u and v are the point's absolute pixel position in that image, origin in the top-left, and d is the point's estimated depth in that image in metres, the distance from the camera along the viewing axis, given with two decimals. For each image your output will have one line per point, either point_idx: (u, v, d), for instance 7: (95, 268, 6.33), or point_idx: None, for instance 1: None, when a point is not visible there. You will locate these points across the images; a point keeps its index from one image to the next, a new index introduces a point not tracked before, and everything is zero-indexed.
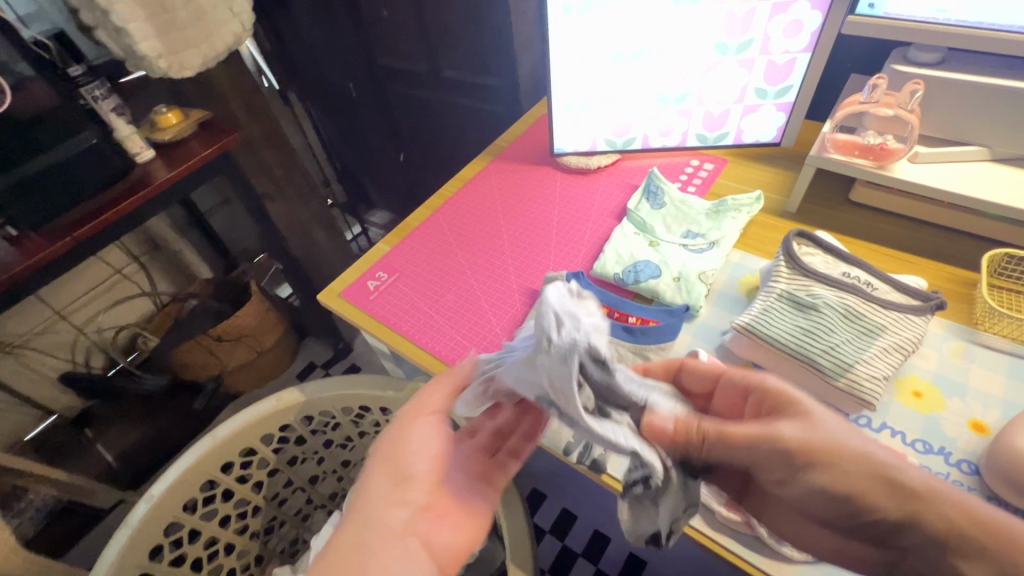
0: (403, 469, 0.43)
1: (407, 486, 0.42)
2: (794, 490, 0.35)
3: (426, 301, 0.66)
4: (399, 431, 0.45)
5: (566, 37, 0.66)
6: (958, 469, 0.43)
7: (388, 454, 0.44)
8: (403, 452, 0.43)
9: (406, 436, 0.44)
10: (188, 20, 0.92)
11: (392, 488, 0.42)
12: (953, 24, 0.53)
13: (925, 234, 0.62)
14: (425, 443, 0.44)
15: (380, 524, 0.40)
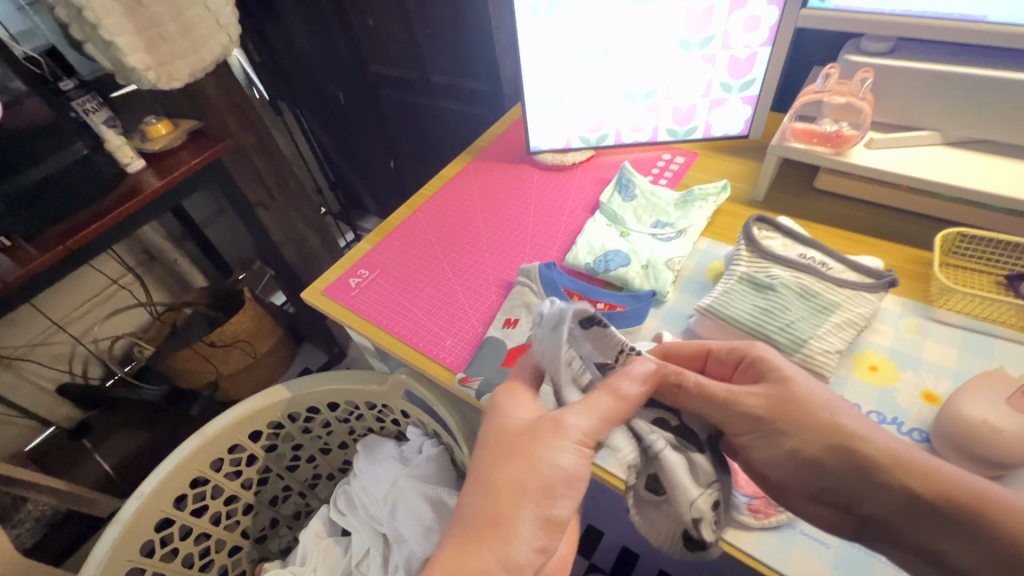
0: (554, 512, 0.35)
1: (553, 536, 0.34)
2: (766, 450, 0.40)
3: (405, 295, 0.68)
4: (550, 458, 0.35)
5: (535, 38, 0.68)
6: (909, 437, 0.45)
7: (540, 486, 0.35)
8: (557, 493, 0.35)
9: (560, 469, 0.35)
10: (177, 32, 0.94)
11: (538, 534, 0.34)
12: (898, 14, 0.55)
13: (886, 217, 0.64)
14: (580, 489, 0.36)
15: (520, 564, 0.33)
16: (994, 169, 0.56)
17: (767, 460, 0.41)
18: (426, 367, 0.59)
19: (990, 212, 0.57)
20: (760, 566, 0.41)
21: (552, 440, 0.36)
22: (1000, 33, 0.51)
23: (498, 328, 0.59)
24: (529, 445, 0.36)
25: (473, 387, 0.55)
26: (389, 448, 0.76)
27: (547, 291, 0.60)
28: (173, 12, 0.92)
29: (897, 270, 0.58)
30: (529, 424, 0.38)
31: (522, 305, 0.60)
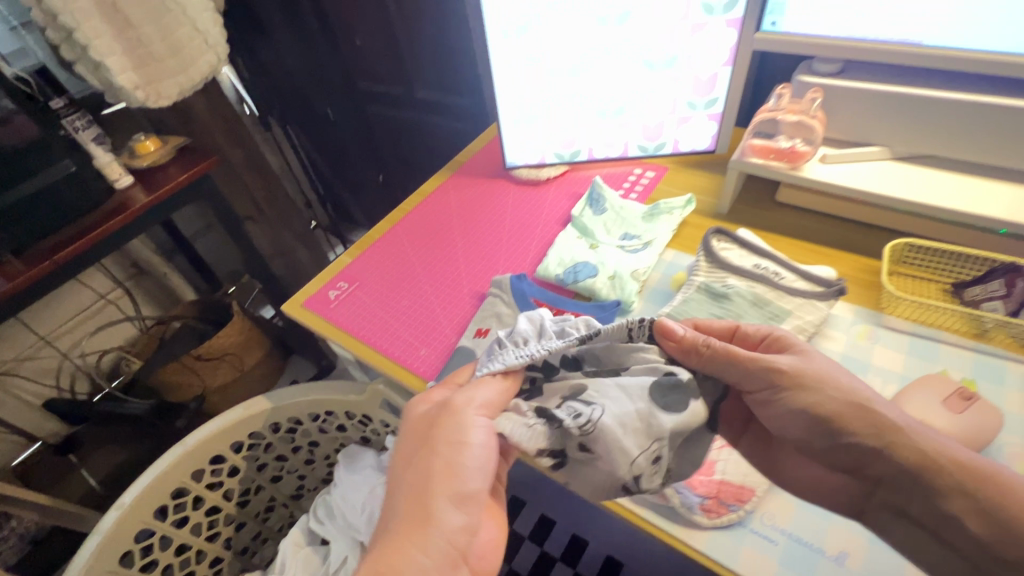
0: (463, 488, 0.39)
1: (468, 510, 0.38)
2: (784, 409, 0.42)
3: (382, 306, 0.70)
4: (451, 443, 0.40)
5: (506, 60, 0.71)
6: None
7: (445, 470, 0.39)
8: (466, 471, 0.39)
9: (466, 450, 0.39)
10: (166, 52, 0.96)
11: (454, 512, 0.38)
12: (844, 38, 0.58)
13: (843, 228, 0.67)
14: (487, 463, 0.40)
15: (439, 546, 0.37)
16: (939, 183, 0.59)
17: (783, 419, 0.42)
18: (400, 375, 0.61)
19: (936, 223, 0.60)
20: (713, 564, 0.42)
21: (452, 425, 0.40)
22: (938, 55, 0.55)
23: (470, 338, 0.61)
24: (429, 433, 0.41)
25: None
26: (369, 458, 0.77)
27: (517, 301, 0.62)
28: (161, 33, 0.94)
29: (851, 279, 0.61)
30: (430, 413, 0.42)
31: (493, 316, 0.62)
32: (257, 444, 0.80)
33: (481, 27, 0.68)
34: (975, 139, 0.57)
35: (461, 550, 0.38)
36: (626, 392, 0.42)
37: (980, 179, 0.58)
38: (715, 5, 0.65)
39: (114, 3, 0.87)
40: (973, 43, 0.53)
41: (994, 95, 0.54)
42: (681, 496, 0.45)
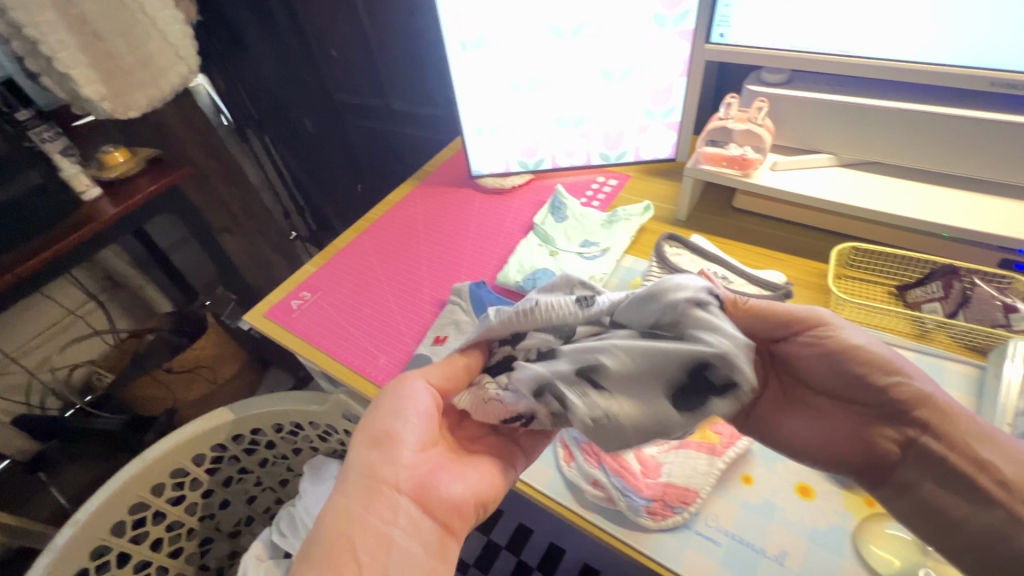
0: (381, 432, 0.39)
1: (387, 448, 0.39)
2: (814, 354, 0.41)
3: (343, 314, 0.70)
4: (382, 398, 0.42)
5: (465, 71, 0.72)
6: None
7: (374, 420, 0.40)
8: (390, 418, 0.40)
9: (392, 399, 0.41)
10: (133, 64, 0.96)
11: (376, 454, 0.39)
12: (787, 50, 0.60)
13: (796, 234, 0.68)
14: (415, 406, 0.41)
15: (363, 486, 0.37)
16: (883, 189, 0.61)
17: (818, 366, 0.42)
18: (357, 384, 0.61)
19: (882, 227, 0.61)
20: (657, 566, 0.43)
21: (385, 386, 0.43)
22: (876, 65, 0.56)
23: (427, 345, 0.61)
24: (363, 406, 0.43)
25: None
26: (333, 469, 0.77)
27: (475, 309, 0.63)
28: (130, 46, 0.94)
29: (802, 283, 0.62)
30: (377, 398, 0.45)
31: (451, 323, 0.63)
32: (219, 455, 0.80)
33: (439, 39, 0.69)
34: (915, 147, 0.58)
35: (388, 485, 0.38)
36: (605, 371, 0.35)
37: (923, 185, 0.60)
38: (667, 18, 0.66)
39: (81, 16, 0.86)
40: (909, 55, 0.55)
41: (932, 104, 0.56)
42: (627, 499, 0.45)
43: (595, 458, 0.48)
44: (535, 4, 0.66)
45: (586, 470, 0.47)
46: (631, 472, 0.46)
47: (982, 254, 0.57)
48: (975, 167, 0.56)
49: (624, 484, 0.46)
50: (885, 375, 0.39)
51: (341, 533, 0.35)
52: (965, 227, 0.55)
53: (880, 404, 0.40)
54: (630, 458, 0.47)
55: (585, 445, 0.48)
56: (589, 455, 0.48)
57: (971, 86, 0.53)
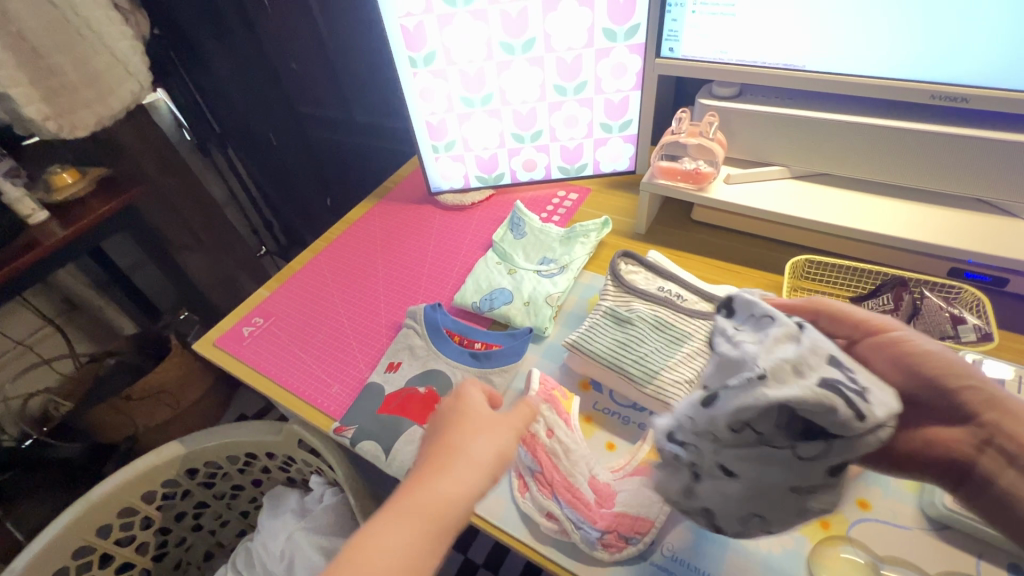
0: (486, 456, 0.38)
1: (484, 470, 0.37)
2: (884, 357, 0.37)
3: (295, 342, 0.67)
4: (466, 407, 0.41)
5: (417, 87, 0.71)
6: None
7: (467, 431, 0.39)
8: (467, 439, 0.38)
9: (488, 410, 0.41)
10: (80, 80, 0.91)
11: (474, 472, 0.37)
12: (735, 63, 0.60)
13: (753, 245, 0.68)
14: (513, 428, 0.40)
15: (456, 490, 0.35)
16: (834, 201, 0.61)
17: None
18: (307, 416, 0.58)
19: (836, 238, 0.61)
20: None
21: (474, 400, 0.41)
22: (820, 78, 0.57)
23: (380, 372, 0.58)
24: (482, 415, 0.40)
25: (347, 437, 0.53)
26: (292, 500, 0.74)
27: (429, 333, 0.60)
28: (76, 62, 0.89)
29: None
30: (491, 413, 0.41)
31: (405, 349, 0.60)
32: (172, 492, 0.76)
33: (388, 55, 0.67)
34: (865, 159, 0.59)
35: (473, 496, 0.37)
36: (743, 460, 0.31)
37: (873, 196, 0.61)
38: (617, 32, 0.66)
39: (19, 33, 0.82)
40: (851, 69, 0.55)
41: (877, 117, 0.57)
42: (581, 533, 0.43)
43: (549, 489, 0.46)
44: (485, 20, 0.65)
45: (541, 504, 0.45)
46: (585, 503, 0.45)
47: (934, 264, 0.57)
48: (923, 179, 0.57)
49: (578, 516, 0.44)
50: (956, 377, 0.34)
51: (368, 556, 0.32)
52: (915, 239, 0.55)
53: (948, 408, 0.35)
54: (584, 488, 0.46)
55: (535, 479, 0.47)
56: (543, 486, 0.46)
57: (915, 99, 0.53)
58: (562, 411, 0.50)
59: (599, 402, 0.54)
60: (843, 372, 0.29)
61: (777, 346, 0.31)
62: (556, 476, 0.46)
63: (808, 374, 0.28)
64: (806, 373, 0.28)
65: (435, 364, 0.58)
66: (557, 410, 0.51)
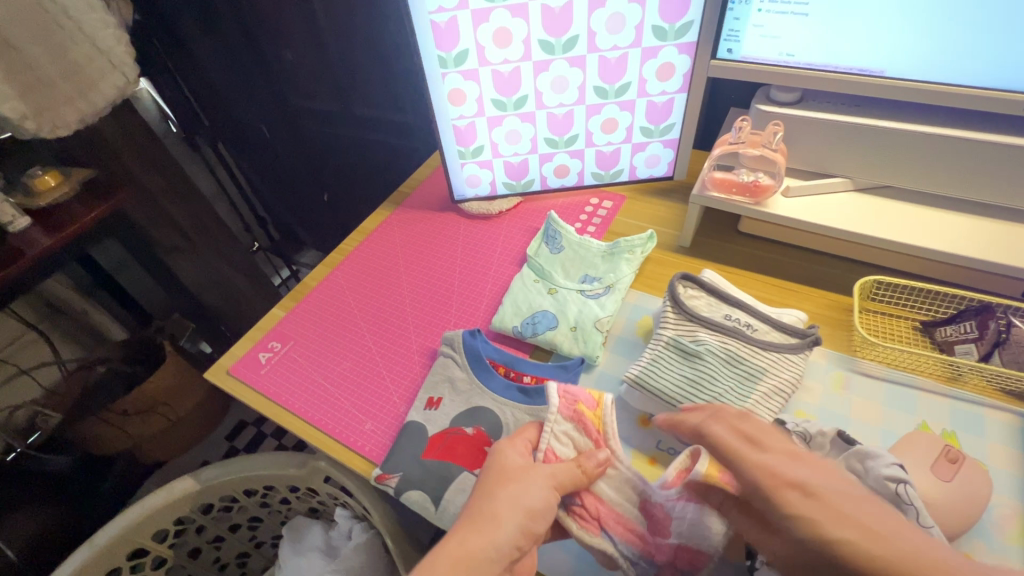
0: (531, 507, 0.38)
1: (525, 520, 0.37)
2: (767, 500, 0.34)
3: (320, 371, 0.62)
4: (494, 483, 0.40)
5: (446, 88, 0.65)
6: None
7: (485, 517, 0.37)
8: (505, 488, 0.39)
9: (512, 488, 0.39)
10: (59, 73, 0.81)
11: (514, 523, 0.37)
12: (801, 67, 0.55)
13: (806, 261, 0.65)
14: (539, 513, 0.38)
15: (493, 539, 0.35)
16: (904, 217, 0.57)
17: (834, 485, 0.32)
18: (342, 459, 0.53)
19: (904, 255, 0.57)
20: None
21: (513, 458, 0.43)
22: (902, 86, 0.52)
23: (420, 410, 0.53)
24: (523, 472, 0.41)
25: (392, 485, 0.49)
26: (317, 536, 0.69)
27: (471, 364, 0.55)
28: (52, 53, 0.79)
29: (820, 320, 0.58)
30: (525, 466, 0.42)
31: (446, 382, 0.55)
32: (185, 527, 0.71)
33: (417, 55, 0.61)
34: (939, 173, 0.55)
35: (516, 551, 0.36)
36: None
37: (943, 212, 0.57)
38: (668, 30, 0.60)
39: None
40: (934, 75, 0.50)
41: (961, 128, 0.52)
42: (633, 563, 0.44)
43: (596, 522, 0.45)
44: (525, 17, 0.59)
45: (591, 543, 0.44)
46: (637, 534, 0.45)
47: (1010, 286, 0.54)
48: (1005, 195, 0.53)
49: (632, 550, 0.44)
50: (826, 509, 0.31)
51: None
52: (996, 262, 0.52)
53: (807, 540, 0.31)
54: (636, 518, 0.45)
55: (579, 516, 0.44)
56: (588, 521, 0.45)
57: (1009, 110, 0.49)
58: (591, 431, 0.46)
59: (663, 440, 0.50)
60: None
61: None
62: (600, 507, 0.45)
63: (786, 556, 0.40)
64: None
65: (481, 401, 0.53)
66: (585, 430, 0.47)
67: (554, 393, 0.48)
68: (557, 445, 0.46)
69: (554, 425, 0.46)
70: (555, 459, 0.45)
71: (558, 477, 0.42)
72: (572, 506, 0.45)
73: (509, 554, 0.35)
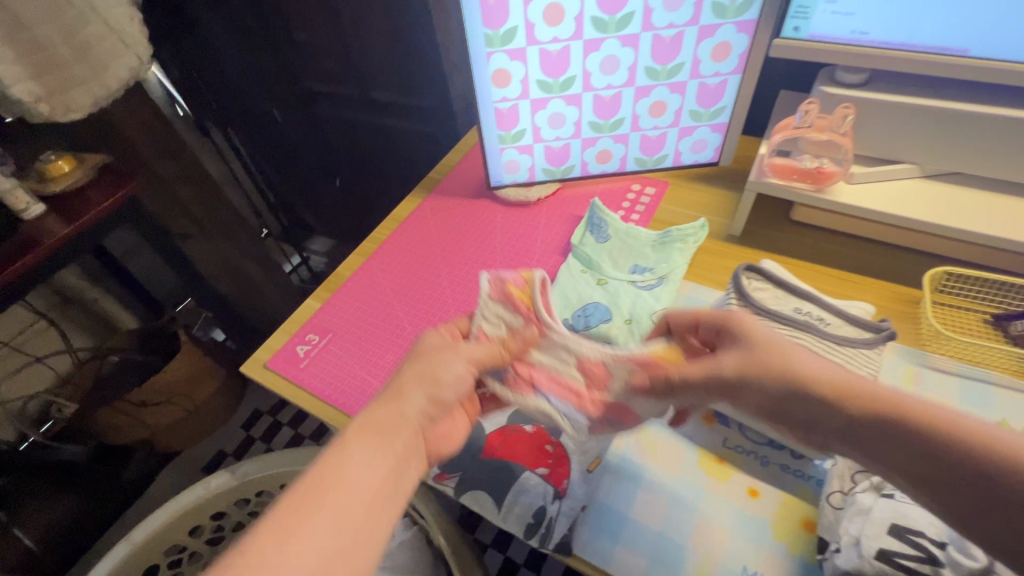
0: (440, 382, 0.38)
1: (431, 389, 0.37)
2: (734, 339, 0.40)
3: (363, 364, 0.60)
4: (408, 362, 0.40)
5: (491, 69, 0.62)
6: (814, 483, 0.45)
7: (390, 391, 0.37)
8: (410, 367, 0.39)
9: (422, 364, 0.39)
10: (72, 54, 0.75)
11: (421, 395, 0.37)
12: (875, 46, 0.52)
13: (863, 250, 0.62)
14: (447, 384, 0.38)
15: (397, 408, 0.35)
16: (977, 206, 0.54)
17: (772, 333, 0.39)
18: None
19: (976, 247, 0.55)
20: None
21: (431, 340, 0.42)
22: (986, 66, 0.48)
23: None
24: (432, 353, 0.40)
25: (449, 485, 0.47)
26: None
27: None
28: (64, 33, 0.73)
29: (884, 313, 0.56)
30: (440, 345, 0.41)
31: None
32: (219, 523, 0.70)
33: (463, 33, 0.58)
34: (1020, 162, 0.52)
35: (426, 418, 0.37)
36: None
37: (1018, 201, 0.54)
38: (728, 7, 0.57)
39: None
40: None
41: None
42: (570, 420, 0.45)
43: (528, 385, 0.45)
44: None
45: (523, 403, 0.44)
46: (574, 392, 0.44)
47: None
48: None
49: (567, 405, 0.44)
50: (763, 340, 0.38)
51: (326, 483, 0.30)
52: None
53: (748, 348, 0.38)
54: (572, 377, 0.45)
55: (509, 380, 0.44)
56: (520, 384, 0.45)
57: None
58: (519, 307, 0.47)
59: (729, 438, 0.48)
60: (906, 540, 0.34)
61: (860, 509, 0.37)
62: (533, 372, 0.45)
63: (870, 539, 0.35)
64: (867, 544, 0.34)
65: None
66: (514, 308, 0.47)
67: (483, 278, 0.49)
68: (487, 324, 0.46)
69: (483, 307, 0.47)
70: (485, 339, 0.45)
71: (476, 356, 0.41)
72: (503, 377, 0.45)
73: (419, 421, 0.36)
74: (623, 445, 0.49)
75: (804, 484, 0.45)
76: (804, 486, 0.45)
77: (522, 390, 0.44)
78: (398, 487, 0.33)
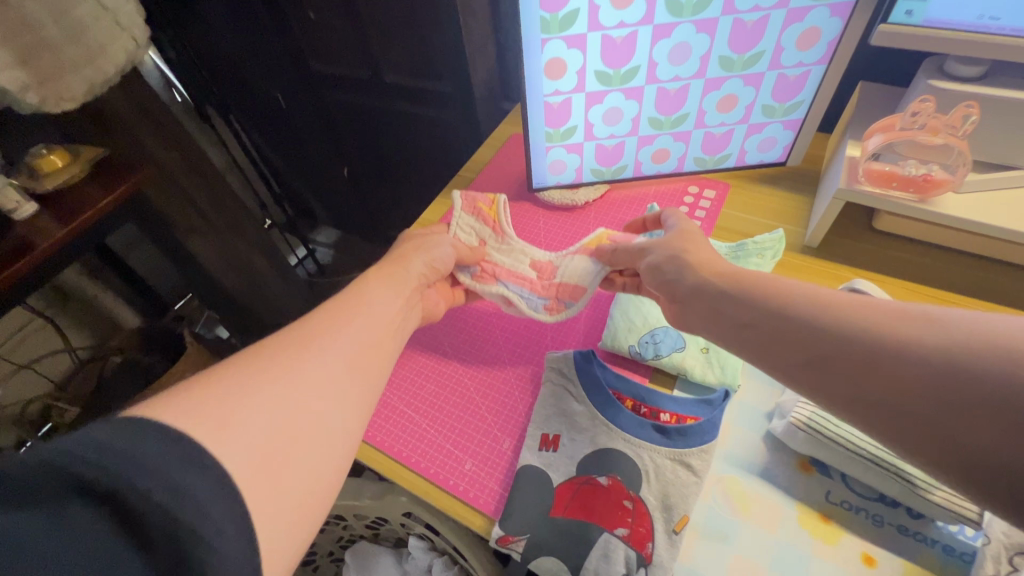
0: (436, 254, 0.51)
1: (429, 254, 0.50)
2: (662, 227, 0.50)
3: (395, 392, 0.52)
4: (405, 242, 0.52)
5: (543, 58, 0.54)
6: (940, 549, 0.39)
7: (396, 257, 0.49)
8: (411, 241, 0.51)
9: (417, 241, 0.51)
10: (61, 36, 0.66)
11: (423, 259, 0.49)
12: (1008, 34, 0.44)
13: (958, 265, 0.56)
14: (440, 256, 0.51)
15: (404, 263, 0.48)
16: None
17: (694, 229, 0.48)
18: (444, 506, 0.45)
19: None
20: None
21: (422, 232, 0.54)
22: None
23: (535, 451, 0.45)
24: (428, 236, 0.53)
25: (517, 549, 0.42)
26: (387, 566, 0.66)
27: (590, 393, 0.47)
28: (53, 11, 0.64)
29: None
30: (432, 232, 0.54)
31: (561, 416, 0.47)
32: None
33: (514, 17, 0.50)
34: None
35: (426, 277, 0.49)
36: None
37: None
38: None
39: None
40: None
41: None
42: (527, 300, 0.54)
43: (492, 277, 0.55)
44: None
45: (487, 289, 0.55)
46: (528, 280, 0.55)
47: None
48: None
49: (523, 289, 0.55)
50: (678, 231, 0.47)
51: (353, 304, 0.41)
52: None
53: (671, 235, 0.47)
54: (527, 270, 0.56)
55: (477, 273, 0.55)
56: (485, 276, 0.55)
57: None
58: (489, 220, 0.58)
59: (832, 491, 0.42)
60: None
61: None
62: (496, 268, 0.56)
63: None
64: None
65: (612, 442, 0.45)
66: (482, 219, 0.58)
67: (458, 197, 0.59)
68: (463, 234, 0.58)
69: (459, 219, 0.59)
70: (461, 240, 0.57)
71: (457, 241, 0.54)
72: (472, 271, 0.56)
73: (420, 278, 0.49)
74: (710, 498, 0.43)
75: (928, 548, 0.39)
76: (926, 550, 0.39)
77: (487, 279, 0.55)
78: (405, 322, 0.44)
